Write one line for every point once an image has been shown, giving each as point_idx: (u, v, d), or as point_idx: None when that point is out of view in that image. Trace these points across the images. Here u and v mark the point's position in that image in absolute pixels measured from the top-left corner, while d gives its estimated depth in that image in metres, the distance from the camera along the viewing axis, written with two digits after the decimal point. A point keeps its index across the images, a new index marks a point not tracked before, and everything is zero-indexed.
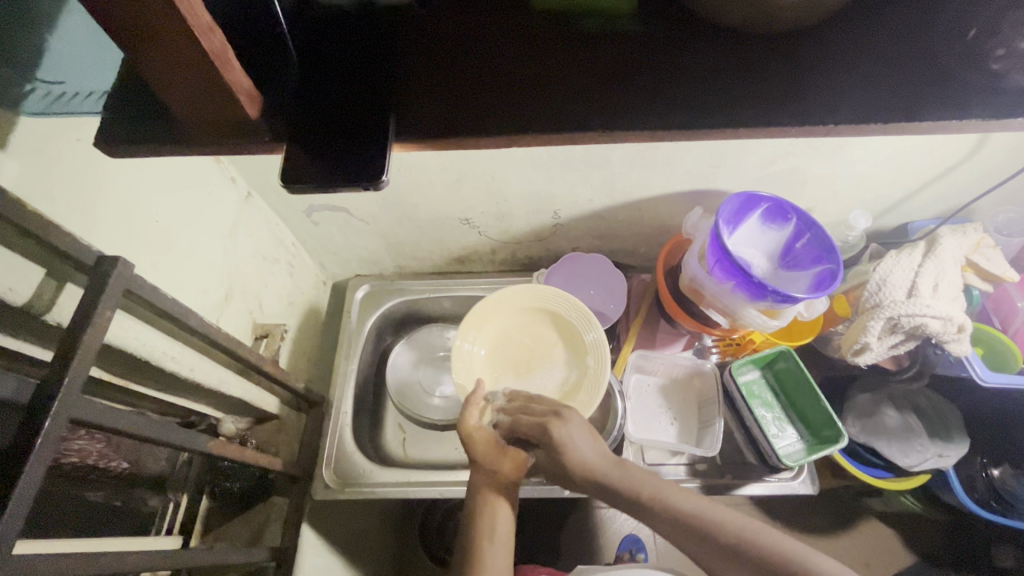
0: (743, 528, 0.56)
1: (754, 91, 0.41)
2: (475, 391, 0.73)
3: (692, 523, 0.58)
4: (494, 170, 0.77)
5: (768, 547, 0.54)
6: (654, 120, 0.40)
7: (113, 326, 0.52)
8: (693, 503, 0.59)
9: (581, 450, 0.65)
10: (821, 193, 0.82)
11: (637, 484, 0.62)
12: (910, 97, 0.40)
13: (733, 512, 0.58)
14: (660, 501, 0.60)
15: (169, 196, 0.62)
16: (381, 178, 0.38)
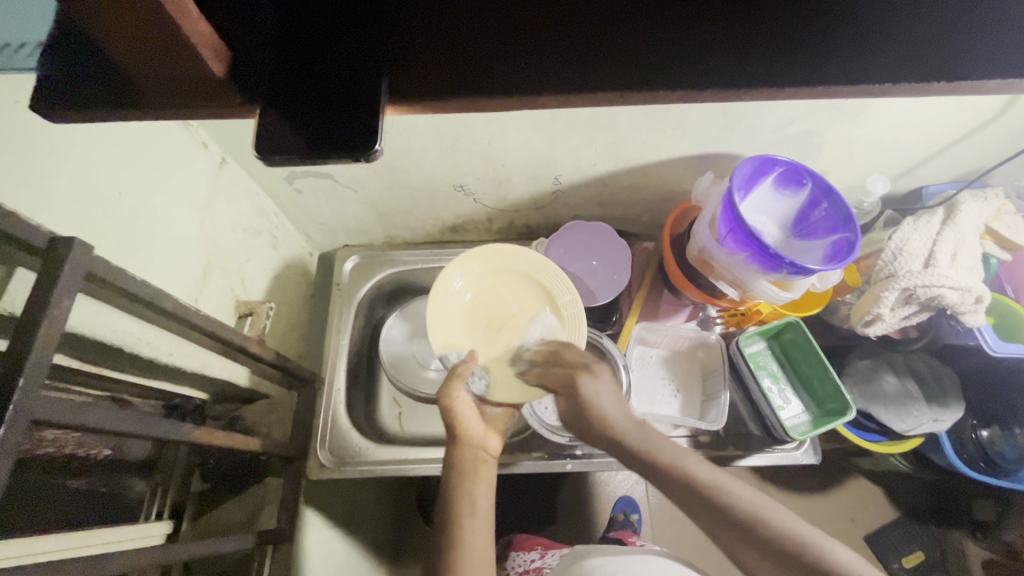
0: (760, 508, 0.55)
1: (807, 37, 0.34)
2: (461, 364, 0.71)
3: (706, 490, 0.57)
4: (492, 134, 0.71)
5: (789, 528, 0.53)
6: (686, 73, 0.34)
7: (74, 313, 0.47)
8: (711, 473, 0.59)
9: (603, 404, 0.66)
10: (839, 156, 0.78)
11: (658, 449, 0.62)
12: (985, 45, 0.34)
13: (751, 490, 0.57)
14: (679, 467, 0.60)
15: (132, 165, 0.56)
16: (376, 149, 0.33)
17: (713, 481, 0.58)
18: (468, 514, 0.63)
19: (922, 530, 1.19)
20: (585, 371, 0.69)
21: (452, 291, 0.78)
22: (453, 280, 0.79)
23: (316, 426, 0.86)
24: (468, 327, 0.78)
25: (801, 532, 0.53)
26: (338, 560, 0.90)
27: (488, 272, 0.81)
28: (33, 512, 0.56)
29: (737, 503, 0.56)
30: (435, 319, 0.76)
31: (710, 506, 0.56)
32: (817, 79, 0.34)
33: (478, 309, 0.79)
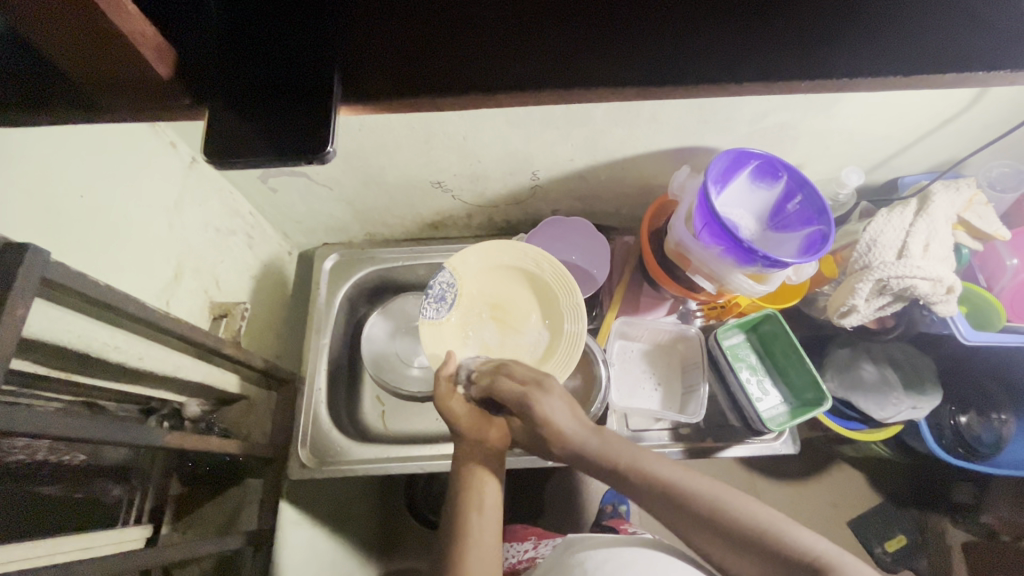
0: (721, 498, 0.55)
1: (757, 34, 0.34)
2: (444, 365, 0.70)
3: (668, 489, 0.56)
4: (466, 130, 0.71)
5: (749, 518, 0.53)
6: (636, 70, 0.34)
7: (32, 319, 0.46)
8: (671, 470, 0.57)
9: (558, 421, 0.62)
10: (814, 148, 0.78)
11: (614, 454, 0.60)
12: (934, 37, 0.34)
13: (710, 481, 0.56)
14: (637, 469, 0.58)
15: (94, 167, 0.55)
16: (327, 150, 0.32)
17: (674, 479, 0.57)
18: (476, 510, 0.62)
19: (904, 515, 1.21)
20: (535, 389, 0.64)
21: (500, 258, 0.79)
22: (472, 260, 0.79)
23: (297, 425, 0.85)
24: (483, 292, 0.79)
25: (764, 521, 0.53)
26: (325, 559, 0.89)
27: (537, 276, 0.79)
28: (11, 520, 0.55)
29: (700, 499, 0.55)
30: (462, 270, 0.77)
31: (673, 504, 0.55)
32: (781, 75, 0.34)
33: (501, 281, 0.80)
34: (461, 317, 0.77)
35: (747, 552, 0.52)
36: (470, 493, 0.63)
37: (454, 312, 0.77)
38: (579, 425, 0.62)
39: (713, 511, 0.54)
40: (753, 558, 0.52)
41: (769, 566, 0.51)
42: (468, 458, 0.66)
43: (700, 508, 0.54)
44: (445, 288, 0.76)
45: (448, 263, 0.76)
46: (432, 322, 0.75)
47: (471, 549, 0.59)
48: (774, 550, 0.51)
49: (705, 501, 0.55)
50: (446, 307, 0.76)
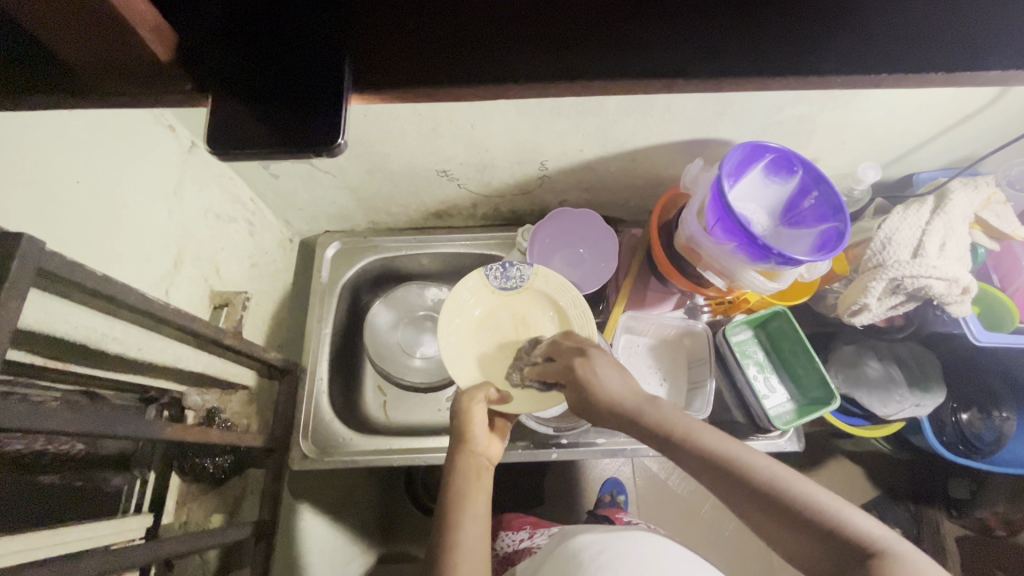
0: (779, 480, 0.51)
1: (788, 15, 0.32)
2: (472, 391, 0.70)
3: (723, 461, 0.53)
4: (475, 117, 0.68)
5: (811, 498, 0.49)
6: (659, 60, 0.33)
7: (26, 311, 0.44)
8: (729, 445, 0.54)
9: (606, 384, 0.60)
10: (831, 143, 0.76)
11: (669, 420, 0.56)
12: (977, 19, 0.32)
13: (771, 460, 0.52)
14: (694, 440, 0.55)
15: (91, 152, 0.53)
16: (338, 142, 0.31)
17: (731, 453, 0.53)
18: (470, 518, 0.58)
19: (901, 508, 1.22)
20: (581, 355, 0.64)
21: (550, 290, 0.80)
22: (505, 271, 0.82)
23: (299, 416, 0.85)
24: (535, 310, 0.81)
25: (822, 500, 0.49)
26: (326, 548, 0.90)
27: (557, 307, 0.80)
28: (9, 511, 0.54)
29: (758, 476, 0.51)
30: (538, 281, 0.81)
31: (733, 481, 0.52)
32: (820, 69, 0.33)
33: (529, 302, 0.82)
34: (496, 303, 0.82)
35: (802, 529, 0.49)
36: (457, 509, 0.59)
37: (500, 295, 0.82)
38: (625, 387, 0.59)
39: (773, 490, 0.50)
40: (808, 538, 0.48)
41: (828, 559, 0.48)
42: (467, 469, 0.64)
43: (761, 485, 0.51)
44: (516, 279, 0.81)
45: (492, 263, 0.82)
46: (482, 282, 0.81)
47: (459, 550, 0.55)
48: (828, 533, 0.48)
49: (770, 479, 0.51)
50: (503, 287, 0.81)
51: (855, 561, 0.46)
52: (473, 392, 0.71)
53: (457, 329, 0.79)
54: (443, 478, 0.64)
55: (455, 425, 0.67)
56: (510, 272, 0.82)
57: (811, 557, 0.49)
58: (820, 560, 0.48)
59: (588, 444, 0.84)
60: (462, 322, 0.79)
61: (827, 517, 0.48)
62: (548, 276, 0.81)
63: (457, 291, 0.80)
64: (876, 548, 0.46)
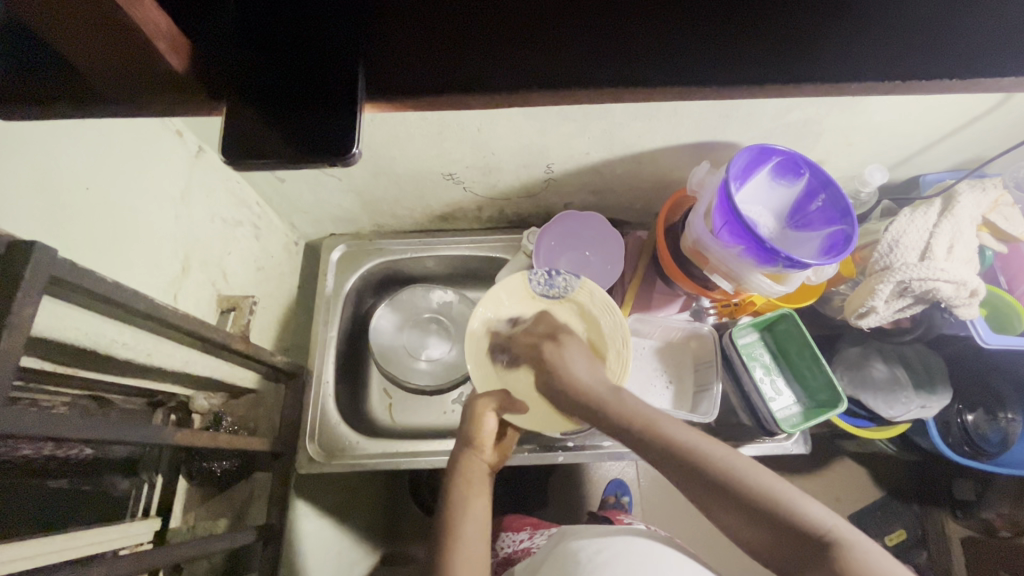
0: (734, 469, 0.52)
1: (796, 25, 0.32)
2: (480, 399, 0.70)
3: (682, 453, 0.54)
4: (482, 122, 0.68)
5: (768, 489, 0.51)
6: (668, 70, 0.32)
7: (40, 318, 0.45)
8: (690, 435, 0.55)
9: (574, 371, 0.65)
10: (838, 145, 0.76)
11: (631, 415, 0.58)
12: (984, 28, 0.32)
13: (727, 448, 0.54)
14: (654, 431, 0.56)
15: (100, 157, 0.53)
16: (351, 152, 0.31)
17: (691, 443, 0.54)
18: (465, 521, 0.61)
19: (905, 509, 1.22)
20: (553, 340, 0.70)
21: (591, 308, 0.75)
22: (551, 280, 0.77)
23: (306, 419, 0.85)
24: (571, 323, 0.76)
25: (777, 492, 0.51)
26: (331, 551, 0.90)
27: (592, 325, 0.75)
28: (19, 516, 0.55)
29: (713, 465, 0.53)
30: (583, 295, 0.76)
31: (689, 472, 0.54)
32: (830, 77, 0.33)
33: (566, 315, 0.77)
34: (535, 310, 0.77)
35: (760, 521, 0.51)
36: (460, 512, 0.62)
37: (540, 302, 0.77)
38: (591, 376, 0.64)
39: (729, 480, 0.52)
40: (762, 525, 0.51)
41: (779, 541, 0.50)
42: (468, 471, 0.66)
43: (717, 477, 0.52)
44: (561, 288, 0.76)
45: (535, 271, 0.77)
46: (523, 285, 0.77)
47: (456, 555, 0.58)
48: (783, 521, 0.50)
49: (726, 471, 0.52)
50: (545, 294, 0.77)
51: (812, 550, 0.48)
52: (485, 398, 0.71)
53: (478, 339, 0.77)
54: (443, 479, 0.66)
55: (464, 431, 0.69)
56: (557, 281, 0.77)
57: (766, 541, 0.51)
58: (776, 547, 0.50)
59: (594, 447, 0.84)
60: (485, 332, 0.77)
61: (782, 506, 0.50)
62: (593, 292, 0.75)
63: (491, 296, 0.77)
64: (829, 537, 0.48)
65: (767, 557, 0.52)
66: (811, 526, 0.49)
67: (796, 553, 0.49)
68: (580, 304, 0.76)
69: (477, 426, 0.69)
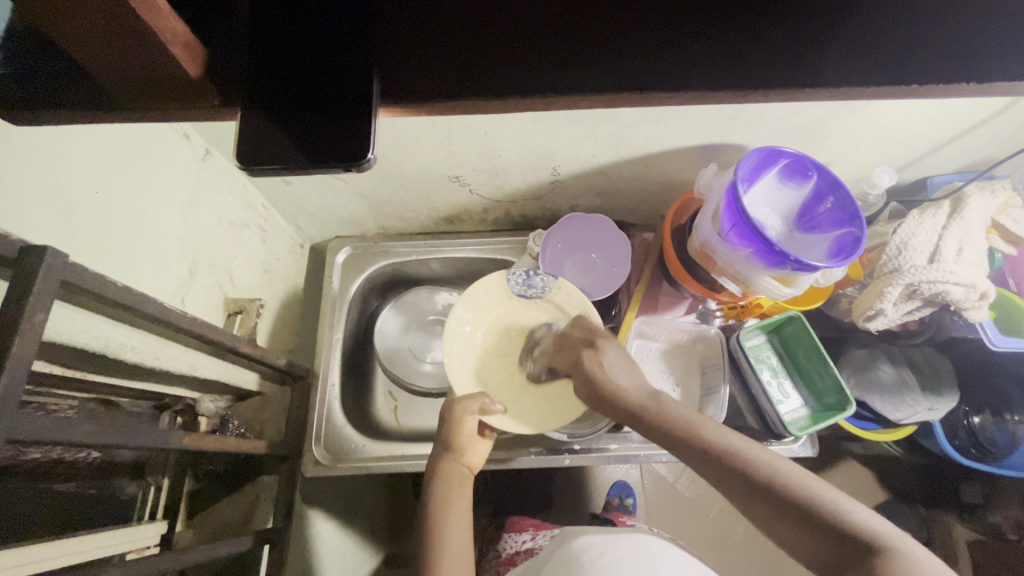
0: (778, 471, 0.53)
1: (809, 28, 0.32)
2: (456, 407, 0.69)
3: (725, 454, 0.55)
4: (489, 124, 0.68)
5: (813, 492, 0.51)
6: (680, 74, 0.32)
7: (50, 321, 0.45)
8: (734, 440, 0.56)
9: (616, 377, 0.63)
10: (846, 147, 0.76)
11: (677, 414, 0.59)
12: (994, 32, 0.32)
13: (771, 452, 0.55)
14: (696, 434, 0.57)
15: (109, 161, 0.53)
16: (366, 157, 0.30)
17: (735, 447, 0.55)
18: (445, 525, 0.62)
19: (911, 511, 1.21)
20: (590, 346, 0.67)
21: (569, 307, 0.76)
22: (522, 279, 0.78)
23: (311, 421, 0.85)
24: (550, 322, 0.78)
25: (824, 496, 0.51)
26: (336, 554, 0.90)
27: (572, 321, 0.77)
28: (27, 520, 0.54)
29: (757, 468, 0.54)
30: (559, 295, 0.77)
31: (731, 474, 0.54)
32: (845, 81, 0.32)
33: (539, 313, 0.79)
34: (511, 310, 0.79)
35: (803, 523, 0.51)
36: (439, 517, 0.64)
37: (516, 302, 0.79)
38: (636, 384, 0.63)
39: (774, 482, 0.53)
40: (807, 526, 0.50)
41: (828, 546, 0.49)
42: (447, 475, 0.67)
43: (765, 480, 0.53)
44: (539, 288, 0.78)
45: (507, 271, 0.78)
46: (500, 286, 0.79)
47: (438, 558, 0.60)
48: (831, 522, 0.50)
49: (771, 476, 0.53)
50: (521, 294, 0.79)
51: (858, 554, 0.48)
52: (469, 402, 0.70)
53: (462, 334, 0.77)
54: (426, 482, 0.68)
55: (442, 434, 0.69)
56: (530, 281, 0.78)
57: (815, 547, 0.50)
58: (813, 545, 0.50)
59: (600, 450, 0.83)
60: (468, 330, 0.78)
61: (831, 506, 0.50)
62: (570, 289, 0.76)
63: (468, 298, 0.77)
64: (875, 538, 0.48)
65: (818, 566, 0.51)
66: (857, 528, 0.49)
67: (844, 555, 0.48)
68: (558, 305, 0.77)
69: (456, 428, 0.69)
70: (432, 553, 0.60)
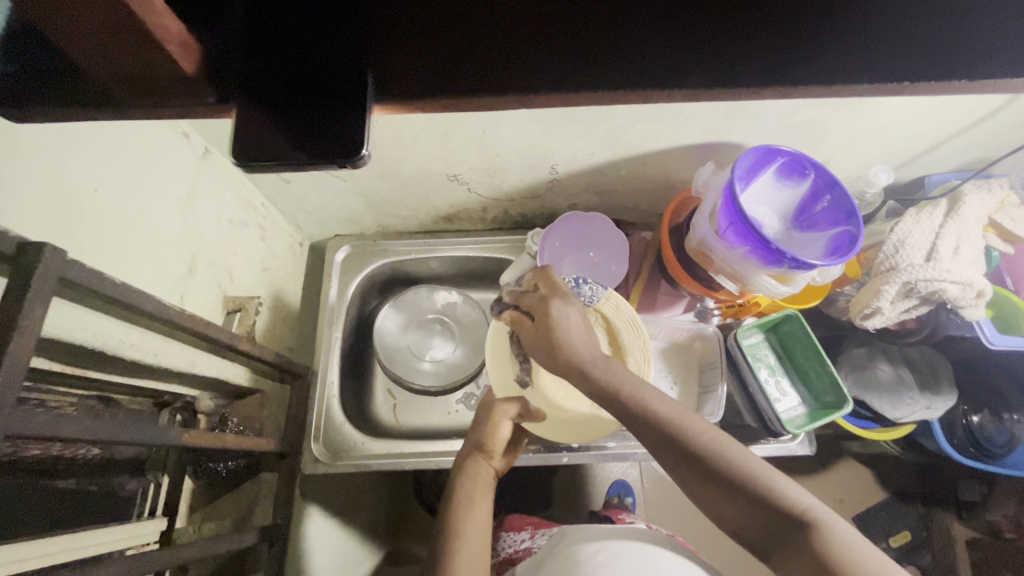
0: (716, 443, 0.52)
1: (799, 23, 0.32)
2: (499, 405, 0.73)
3: (668, 427, 0.53)
4: (487, 123, 0.68)
5: (748, 465, 0.50)
6: (671, 70, 0.32)
7: (49, 318, 0.45)
8: (669, 408, 0.54)
9: (570, 333, 0.58)
10: (843, 146, 0.76)
11: (619, 380, 0.56)
12: (985, 25, 0.32)
13: (708, 423, 0.54)
14: (637, 399, 0.55)
15: (107, 158, 0.53)
16: (361, 153, 0.31)
17: (673, 416, 0.53)
18: (468, 521, 0.62)
19: (910, 510, 1.21)
20: (558, 296, 0.62)
21: (616, 318, 0.75)
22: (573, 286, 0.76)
23: (310, 419, 0.85)
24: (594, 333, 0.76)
25: (755, 469, 0.50)
26: (335, 551, 0.90)
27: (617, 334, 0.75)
28: (26, 516, 0.55)
29: (695, 442, 0.52)
30: (607, 306, 0.76)
31: (671, 446, 0.53)
32: (835, 78, 0.32)
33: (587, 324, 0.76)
34: None
35: (732, 496, 0.50)
36: (460, 513, 0.64)
37: None
38: (588, 339, 0.58)
39: (712, 455, 0.51)
40: (738, 500, 0.50)
41: (756, 517, 0.50)
42: (474, 475, 0.68)
43: (692, 454, 0.52)
44: (586, 296, 0.76)
45: (558, 278, 0.77)
46: None
47: (460, 552, 0.59)
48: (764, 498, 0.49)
49: (709, 449, 0.51)
50: None
51: (785, 526, 0.48)
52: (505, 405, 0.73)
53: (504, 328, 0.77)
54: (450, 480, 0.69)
55: (476, 434, 0.72)
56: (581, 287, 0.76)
57: (744, 519, 0.50)
58: (742, 517, 0.50)
59: (598, 448, 0.83)
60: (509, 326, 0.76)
61: (766, 483, 0.50)
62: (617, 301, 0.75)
63: None
64: (805, 515, 0.48)
65: (746, 536, 0.51)
66: (792, 505, 0.48)
67: (774, 530, 0.49)
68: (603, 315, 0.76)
69: (491, 429, 0.72)
70: (449, 549, 0.60)
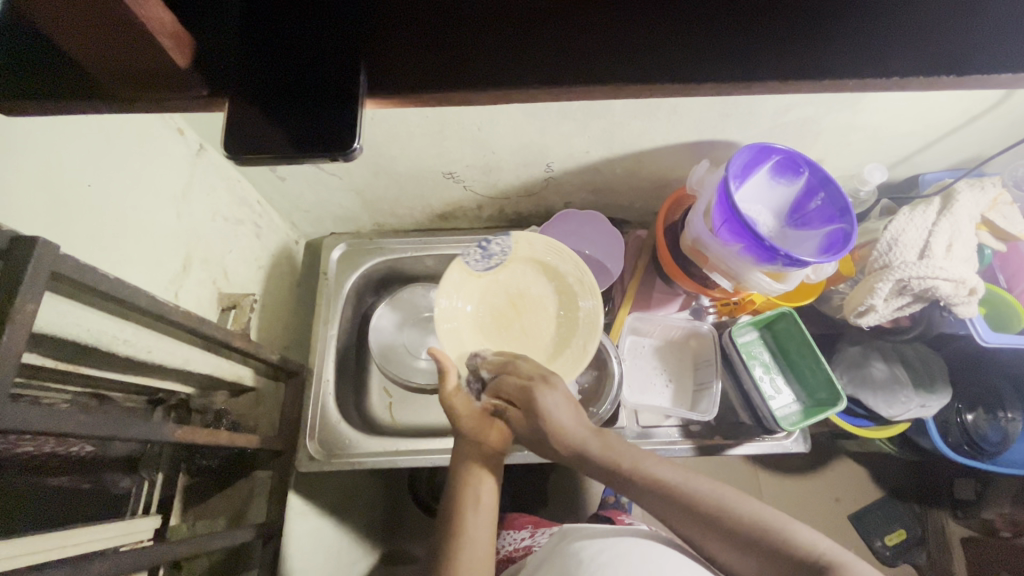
0: (725, 499, 0.54)
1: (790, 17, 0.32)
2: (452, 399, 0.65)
3: (674, 493, 0.55)
4: (482, 120, 0.69)
5: (757, 518, 0.52)
6: (661, 65, 0.33)
7: (41, 313, 0.45)
8: (675, 473, 0.56)
9: (558, 419, 0.61)
10: (837, 144, 0.76)
11: (620, 454, 0.58)
12: (974, 22, 0.32)
13: (713, 481, 0.56)
14: (641, 472, 0.57)
15: (100, 154, 0.53)
16: (353, 147, 0.31)
17: (676, 482, 0.55)
18: (471, 509, 0.61)
19: (906, 508, 1.21)
20: (539, 381, 0.63)
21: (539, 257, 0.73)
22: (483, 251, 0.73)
23: (306, 417, 0.85)
24: (528, 280, 0.74)
25: (770, 520, 0.52)
26: (330, 549, 0.90)
27: (554, 271, 0.74)
28: (19, 513, 0.55)
29: (706, 498, 0.54)
30: (521, 249, 0.73)
31: (681, 506, 0.55)
32: (826, 71, 0.33)
33: (519, 278, 0.74)
34: (486, 288, 0.74)
35: (752, 551, 0.52)
36: (461, 510, 0.62)
37: (487, 277, 0.74)
38: (578, 423, 0.61)
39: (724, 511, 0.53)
40: (753, 554, 0.51)
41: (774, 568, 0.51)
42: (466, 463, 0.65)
43: (707, 511, 0.54)
44: (498, 254, 0.73)
45: (459, 253, 0.73)
46: (464, 272, 0.73)
47: (461, 552, 0.59)
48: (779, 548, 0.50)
49: (719, 503, 0.54)
50: (488, 268, 0.73)
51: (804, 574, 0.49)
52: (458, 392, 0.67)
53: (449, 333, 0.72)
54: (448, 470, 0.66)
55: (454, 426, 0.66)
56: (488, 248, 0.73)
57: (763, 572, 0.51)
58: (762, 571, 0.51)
59: None
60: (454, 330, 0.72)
61: (778, 534, 0.51)
62: (532, 238, 0.73)
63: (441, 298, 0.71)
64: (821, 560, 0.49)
65: None
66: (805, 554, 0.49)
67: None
68: (526, 259, 0.74)
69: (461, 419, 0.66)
70: (450, 555, 0.59)
